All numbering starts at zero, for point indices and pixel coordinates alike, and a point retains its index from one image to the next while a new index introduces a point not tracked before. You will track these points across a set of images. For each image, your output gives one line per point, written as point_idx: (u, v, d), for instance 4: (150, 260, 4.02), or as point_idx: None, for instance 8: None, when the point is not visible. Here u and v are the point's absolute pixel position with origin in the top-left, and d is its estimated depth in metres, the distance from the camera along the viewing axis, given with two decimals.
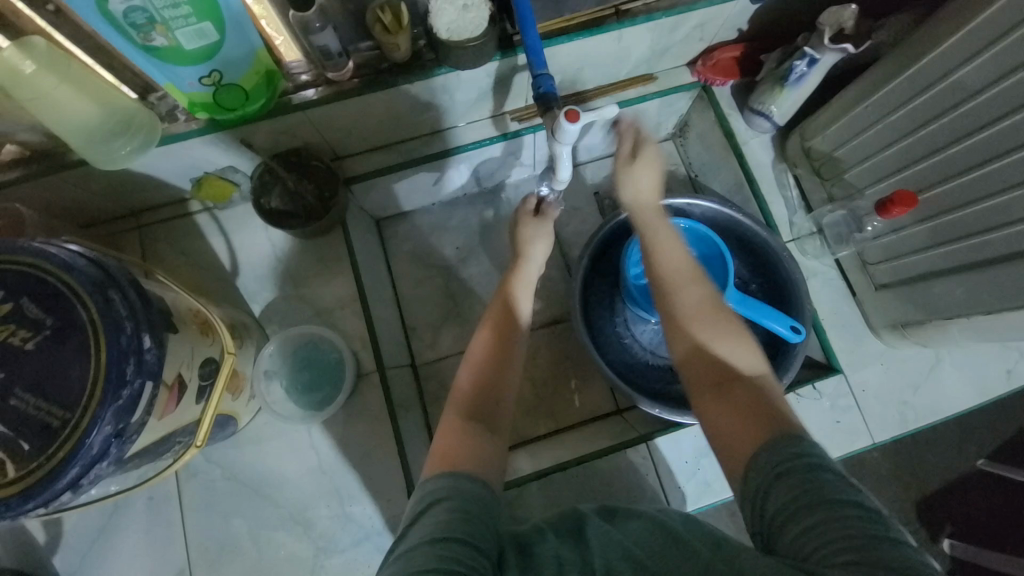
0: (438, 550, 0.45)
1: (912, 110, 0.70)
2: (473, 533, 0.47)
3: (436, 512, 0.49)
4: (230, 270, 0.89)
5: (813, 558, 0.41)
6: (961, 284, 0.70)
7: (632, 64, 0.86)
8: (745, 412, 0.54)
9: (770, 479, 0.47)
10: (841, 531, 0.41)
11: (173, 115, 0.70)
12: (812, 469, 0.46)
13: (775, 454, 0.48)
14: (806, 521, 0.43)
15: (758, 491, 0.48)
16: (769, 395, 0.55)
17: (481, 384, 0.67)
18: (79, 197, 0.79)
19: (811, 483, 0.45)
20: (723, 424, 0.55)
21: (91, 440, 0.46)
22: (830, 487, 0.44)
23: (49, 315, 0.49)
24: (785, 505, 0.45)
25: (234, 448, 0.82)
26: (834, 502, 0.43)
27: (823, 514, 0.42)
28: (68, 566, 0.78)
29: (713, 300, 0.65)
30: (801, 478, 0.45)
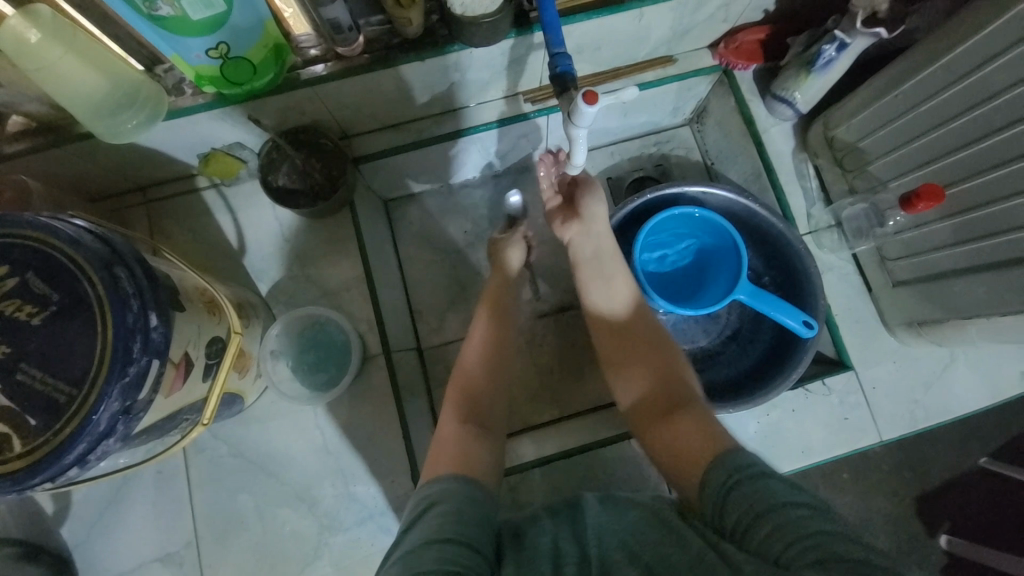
0: (435, 551, 0.46)
1: (944, 100, 0.67)
2: (468, 534, 0.49)
3: (430, 515, 0.51)
4: (237, 248, 0.88)
5: (782, 561, 0.41)
6: (983, 283, 0.68)
7: (651, 45, 0.83)
8: (694, 437, 0.57)
9: (724, 492, 0.48)
10: (801, 531, 0.42)
11: (180, 88, 0.69)
12: (759, 476, 0.48)
13: (722, 468, 0.50)
14: (766, 526, 0.44)
15: (717, 507, 0.48)
16: (714, 417, 0.59)
17: (484, 374, 0.70)
18: (86, 172, 0.78)
19: (761, 490, 0.46)
20: (675, 446, 0.58)
21: (98, 417, 0.46)
22: (779, 491, 0.46)
23: (55, 291, 0.48)
24: (740, 515, 0.46)
25: (240, 426, 0.83)
26: (787, 504, 0.45)
27: (779, 517, 0.44)
28: (79, 535, 0.80)
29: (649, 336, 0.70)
30: (751, 486, 0.47)
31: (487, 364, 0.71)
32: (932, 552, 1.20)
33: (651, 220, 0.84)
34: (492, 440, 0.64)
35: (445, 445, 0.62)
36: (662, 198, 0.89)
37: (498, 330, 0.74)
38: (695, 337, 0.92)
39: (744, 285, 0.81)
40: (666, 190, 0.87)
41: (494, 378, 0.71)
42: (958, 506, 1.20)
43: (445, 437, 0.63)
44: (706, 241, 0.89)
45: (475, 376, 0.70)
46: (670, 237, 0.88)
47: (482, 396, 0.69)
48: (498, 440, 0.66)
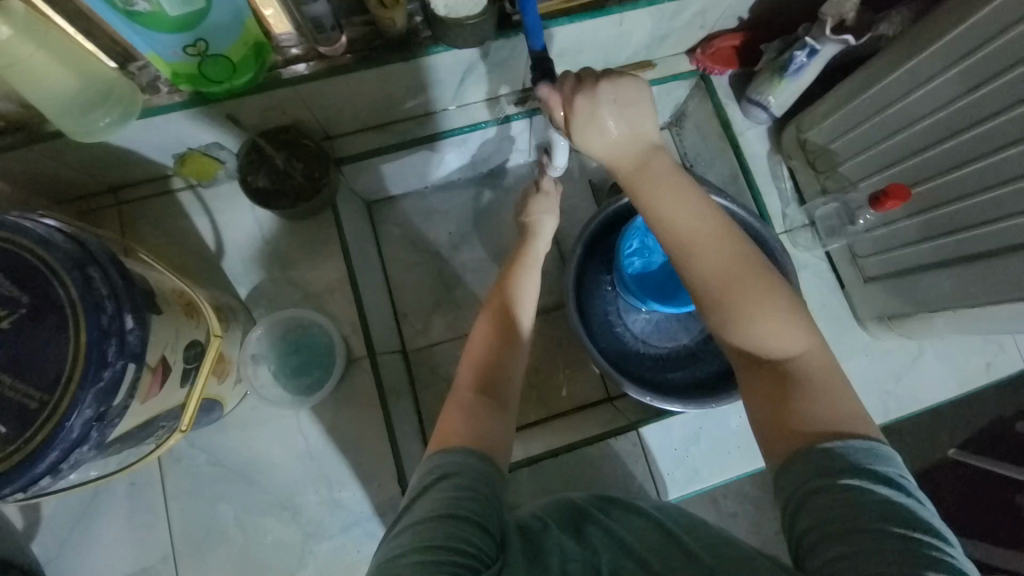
0: (446, 524, 0.46)
1: (910, 104, 0.71)
2: (480, 513, 0.48)
3: (444, 486, 0.50)
4: (215, 251, 0.86)
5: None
6: (948, 278, 0.72)
7: (631, 50, 0.85)
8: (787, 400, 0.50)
9: (804, 494, 0.44)
10: (876, 567, 0.38)
11: (155, 86, 0.67)
12: (851, 493, 0.42)
13: (811, 464, 0.45)
14: (839, 549, 0.40)
15: (790, 505, 0.45)
16: (817, 375, 0.51)
17: (491, 369, 0.64)
18: (54, 171, 0.75)
19: (847, 511, 0.42)
20: (763, 407, 0.51)
21: (71, 424, 0.45)
22: (870, 514, 0.41)
23: (25, 293, 0.46)
24: (814, 528, 0.42)
25: (220, 433, 0.80)
26: (872, 531, 0.40)
27: (856, 544, 0.40)
28: (45, 553, 0.76)
29: (750, 268, 0.53)
30: (836, 501, 0.42)
31: (497, 355, 0.65)
32: None
33: (635, 221, 0.86)
34: (501, 427, 0.60)
35: (450, 422, 0.59)
36: None
37: (505, 324, 0.68)
38: (677, 335, 0.91)
39: None
40: None
41: (505, 368, 0.65)
42: (929, 495, 1.24)
43: (453, 418, 0.59)
44: None
45: (478, 381, 0.63)
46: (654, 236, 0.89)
47: (494, 382, 0.63)
48: (509, 423, 0.61)
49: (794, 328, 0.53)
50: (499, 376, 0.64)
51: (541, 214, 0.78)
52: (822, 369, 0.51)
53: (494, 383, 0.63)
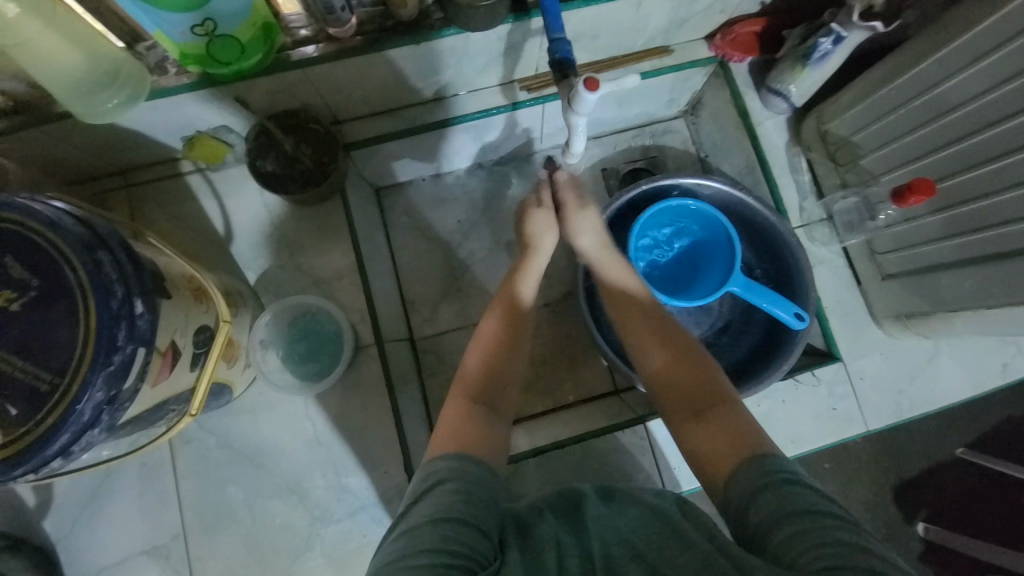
0: (441, 531, 0.46)
1: (938, 96, 0.68)
2: (475, 515, 0.49)
3: (439, 491, 0.51)
4: (224, 235, 0.86)
5: (793, 564, 0.41)
6: (970, 277, 0.70)
7: (649, 34, 0.82)
8: (726, 432, 0.56)
9: (752, 493, 0.49)
10: (821, 538, 0.42)
11: (162, 67, 0.66)
12: (788, 484, 0.47)
13: (753, 471, 0.50)
14: (787, 528, 0.44)
15: (741, 508, 0.49)
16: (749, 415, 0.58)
17: (491, 371, 0.67)
18: (63, 152, 0.75)
19: (789, 497, 0.46)
20: (706, 442, 0.57)
21: (81, 407, 0.45)
22: (808, 500, 0.46)
23: (34, 276, 0.46)
24: (766, 516, 0.46)
25: (229, 416, 0.81)
26: (812, 512, 0.44)
27: (800, 523, 0.44)
28: (59, 529, 0.77)
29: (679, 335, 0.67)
30: (779, 491, 0.47)
31: (497, 358, 0.69)
32: (910, 538, 1.24)
33: (646, 212, 0.85)
34: (499, 431, 0.63)
35: (449, 425, 0.62)
36: (657, 189, 0.89)
37: (510, 329, 0.71)
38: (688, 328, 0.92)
39: (737, 278, 0.82)
40: (661, 181, 0.87)
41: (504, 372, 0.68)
42: (936, 493, 1.23)
43: (455, 420, 0.62)
44: (700, 234, 0.89)
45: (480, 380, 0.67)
46: (662, 229, 0.89)
47: (492, 385, 0.67)
48: (504, 426, 0.65)
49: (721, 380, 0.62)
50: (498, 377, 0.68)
51: (544, 226, 0.76)
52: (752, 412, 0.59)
53: (488, 389, 0.66)
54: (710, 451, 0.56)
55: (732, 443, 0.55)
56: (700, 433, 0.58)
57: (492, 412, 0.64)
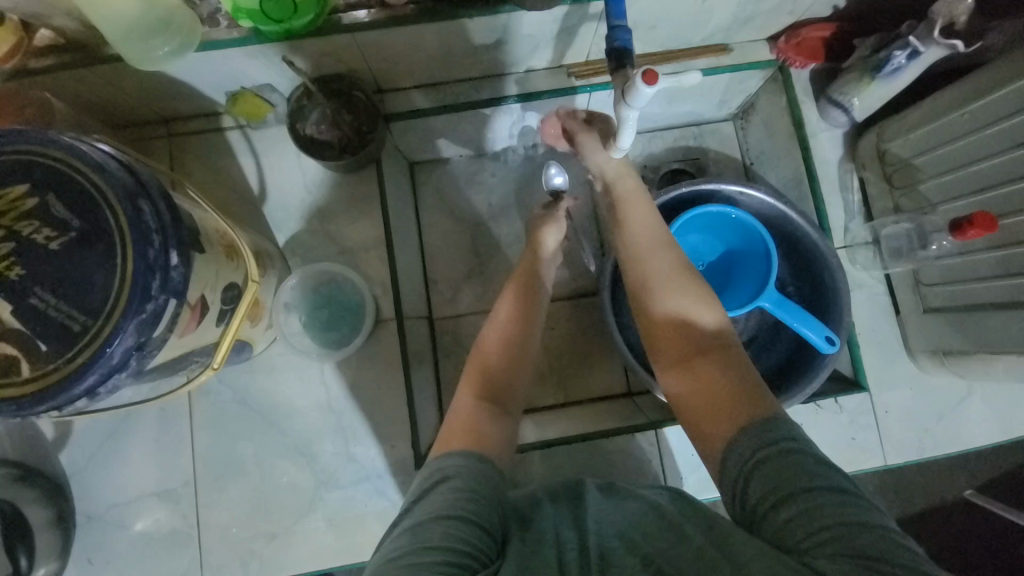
0: (445, 527, 0.47)
1: (1013, 126, 0.64)
2: (478, 513, 0.49)
3: (442, 489, 0.51)
4: (258, 195, 0.86)
5: (797, 550, 0.41)
6: (1019, 320, 0.67)
7: (709, 30, 0.79)
8: (719, 387, 0.54)
9: (750, 464, 0.47)
10: (822, 520, 0.42)
11: (215, 19, 0.65)
12: (787, 453, 0.46)
13: (751, 437, 0.48)
14: (789, 510, 0.43)
15: (738, 479, 0.48)
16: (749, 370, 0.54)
17: (501, 366, 0.67)
18: (110, 96, 0.76)
19: (791, 470, 0.45)
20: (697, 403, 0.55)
21: (111, 350, 0.45)
22: (805, 473, 0.45)
23: (76, 217, 0.47)
24: (765, 495, 0.45)
25: (247, 374, 0.82)
26: (813, 488, 0.44)
27: (802, 504, 0.43)
28: (76, 463, 0.80)
29: (681, 263, 0.63)
30: (777, 463, 0.46)
31: (512, 341, 0.69)
32: None
33: (679, 219, 0.82)
34: (503, 426, 0.62)
35: (457, 420, 0.61)
36: (696, 194, 0.86)
37: (523, 312, 0.71)
38: None
39: (770, 293, 0.79)
40: (702, 185, 0.84)
41: (512, 371, 0.67)
42: (938, 531, 1.20)
43: (460, 415, 0.62)
44: (735, 244, 0.86)
45: (496, 368, 0.67)
46: (695, 235, 0.86)
47: (500, 380, 0.66)
48: (513, 421, 0.64)
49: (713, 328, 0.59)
50: (510, 374, 0.67)
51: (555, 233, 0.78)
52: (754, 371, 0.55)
53: (499, 389, 0.65)
54: (702, 405, 0.54)
55: (728, 403, 0.52)
56: (691, 382, 0.56)
57: (498, 404, 0.64)
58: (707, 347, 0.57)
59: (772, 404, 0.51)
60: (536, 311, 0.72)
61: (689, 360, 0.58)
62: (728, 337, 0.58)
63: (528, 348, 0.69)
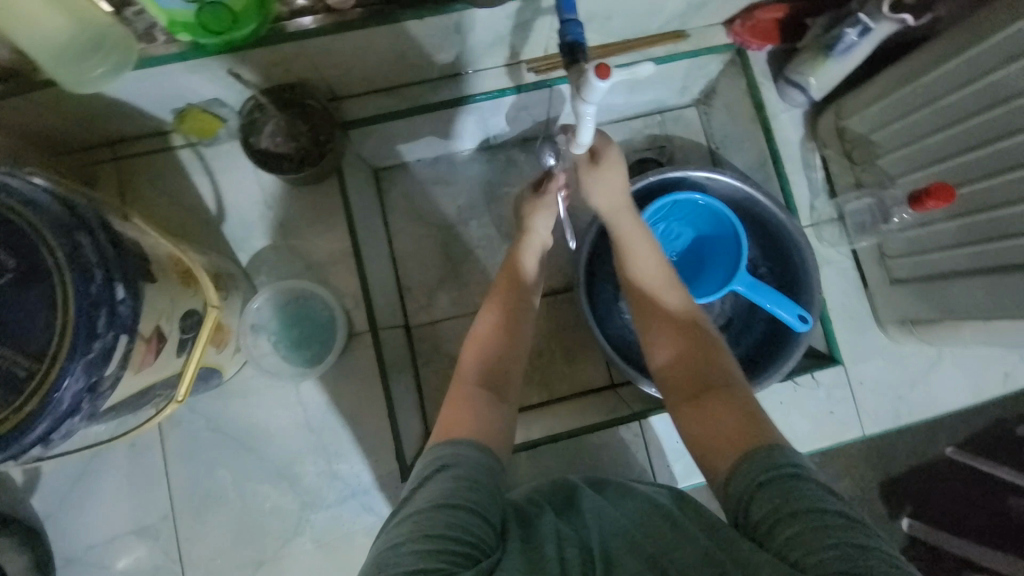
0: (447, 515, 0.46)
1: (964, 98, 0.65)
2: (479, 501, 0.48)
3: (442, 477, 0.50)
4: (216, 215, 0.83)
5: (802, 565, 0.40)
6: (982, 286, 0.68)
7: (665, 17, 0.78)
8: (722, 418, 0.55)
9: (755, 485, 0.47)
10: (829, 538, 0.41)
11: (151, 35, 0.62)
12: (792, 479, 0.46)
13: (755, 463, 0.48)
14: (793, 527, 0.42)
15: (742, 500, 0.47)
16: (754, 405, 0.55)
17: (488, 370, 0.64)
18: (49, 123, 0.72)
19: (795, 493, 0.44)
20: (703, 433, 0.55)
21: (60, 395, 0.43)
22: (812, 497, 0.44)
23: (11, 257, 0.44)
24: (767, 512, 0.44)
25: (220, 400, 0.80)
26: (820, 510, 0.43)
27: (808, 522, 0.42)
28: (47, 507, 0.77)
29: (686, 305, 0.65)
30: (784, 486, 0.45)
31: (500, 348, 0.66)
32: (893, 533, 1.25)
33: (651, 207, 0.82)
34: (500, 416, 0.60)
35: (453, 412, 0.59)
36: (664, 182, 0.86)
37: (508, 321, 0.68)
38: None
39: (743, 277, 0.80)
40: (669, 174, 0.84)
41: (499, 376, 0.64)
42: (922, 491, 1.24)
43: (456, 409, 0.59)
44: (705, 229, 0.87)
45: (482, 370, 0.64)
46: (666, 224, 0.86)
47: (493, 375, 0.64)
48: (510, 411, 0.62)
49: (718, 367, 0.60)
50: (502, 372, 0.64)
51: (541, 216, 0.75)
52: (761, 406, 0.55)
53: (495, 383, 0.63)
54: (708, 437, 0.54)
55: (731, 434, 0.53)
56: (697, 416, 0.57)
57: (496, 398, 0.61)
58: (715, 384, 0.58)
59: (775, 435, 0.51)
60: (525, 320, 0.69)
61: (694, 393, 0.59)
62: (734, 373, 0.59)
63: (517, 349, 0.66)
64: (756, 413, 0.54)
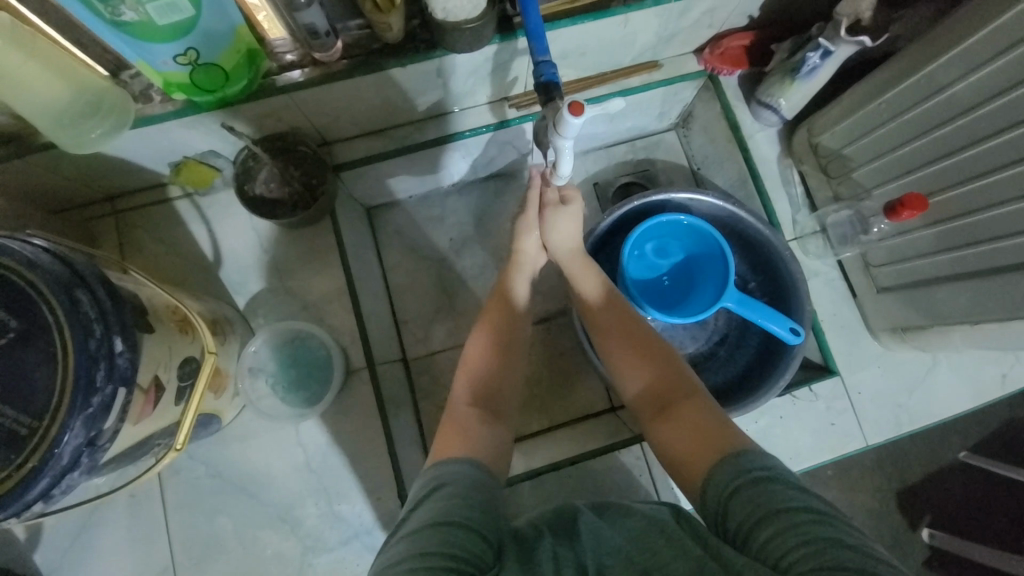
0: (439, 534, 0.46)
1: (927, 110, 0.68)
2: (475, 516, 0.48)
3: (437, 497, 0.50)
4: (213, 260, 0.85)
5: (781, 567, 0.42)
6: (966, 290, 0.69)
7: (636, 50, 0.82)
8: (694, 431, 0.58)
9: (728, 493, 0.50)
10: (800, 537, 0.43)
11: (148, 95, 0.66)
12: (760, 482, 0.48)
13: (727, 468, 0.51)
14: (768, 529, 0.45)
15: (719, 510, 0.50)
16: (717, 411, 0.59)
17: (477, 400, 0.65)
18: (50, 182, 0.75)
19: (764, 496, 0.47)
20: (677, 446, 0.58)
21: (61, 450, 0.44)
22: (781, 497, 0.47)
23: (12, 317, 0.46)
24: (744, 518, 0.47)
25: (220, 445, 0.80)
26: (790, 509, 0.45)
27: (780, 522, 0.45)
28: (46, 565, 0.76)
29: (639, 325, 0.71)
30: (754, 490, 0.48)
31: (487, 374, 0.68)
32: (915, 545, 1.22)
33: (637, 229, 0.83)
34: (496, 438, 0.62)
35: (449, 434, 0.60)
36: (648, 205, 0.89)
37: (498, 346, 0.70)
38: (683, 343, 0.91)
39: (732, 293, 0.80)
40: (653, 197, 0.87)
41: (491, 401, 0.66)
42: (940, 499, 1.21)
43: (451, 431, 0.61)
44: (693, 249, 0.88)
45: (469, 401, 0.65)
46: (652, 245, 0.88)
47: (493, 400, 0.66)
48: (506, 432, 0.64)
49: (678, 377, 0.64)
50: (495, 396, 0.66)
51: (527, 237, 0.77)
52: (723, 411, 0.60)
53: (488, 407, 0.65)
54: (682, 448, 0.58)
55: (702, 442, 0.56)
56: (668, 430, 0.60)
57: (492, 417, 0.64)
58: (679, 395, 0.62)
59: (742, 438, 0.55)
60: (516, 341, 0.71)
61: (665, 411, 0.62)
62: (697, 384, 0.63)
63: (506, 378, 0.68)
64: (720, 418, 0.58)
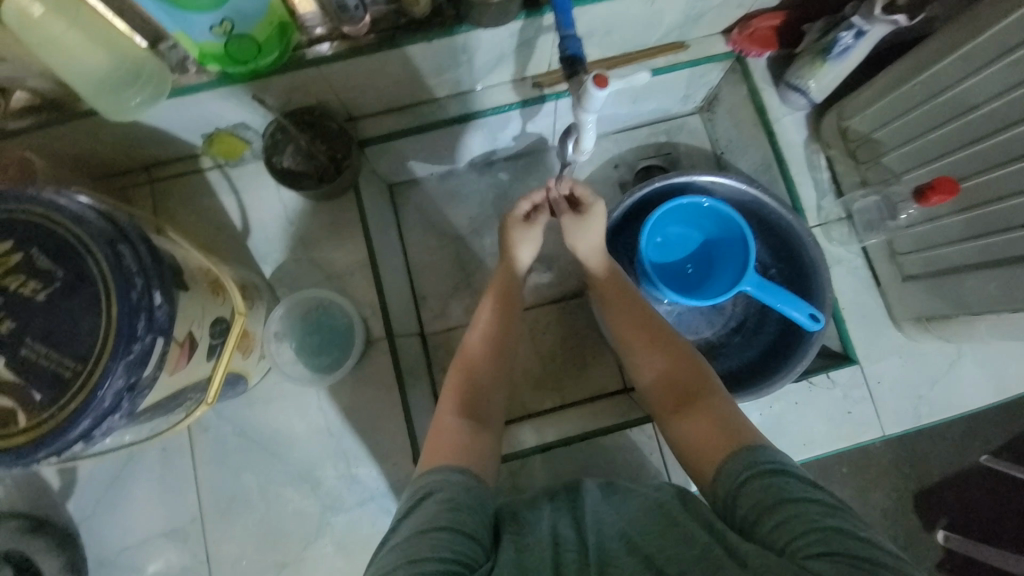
0: (430, 538, 0.46)
1: (962, 93, 0.66)
2: (463, 521, 0.49)
3: (428, 503, 0.51)
4: (241, 230, 0.88)
5: (788, 551, 0.43)
6: (995, 278, 0.68)
7: (663, 30, 0.81)
8: (710, 424, 0.58)
9: (739, 483, 0.50)
10: (807, 524, 0.43)
11: (184, 66, 0.68)
12: (771, 474, 0.49)
13: (739, 461, 0.51)
14: (776, 517, 0.45)
15: (729, 498, 0.50)
16: (731, 406, 0.59)
17: (484, 381, 0.68)
18: (90, 149, 0.78)
19: (774, 485, 0.48)
20: (690, 437, 0.58)
21: (102, 393, 0.46)
22: (790, 488, 0.47)
23: (60, 268, 0.48)
24: (751, 507, 0.47)
25: (245, 406, 0.84)
26: (798, 500, 0.46)
27: (787, 511, 0.45)
28: (82, 511, 0.81)
29: (654, 317, 0.71)
30: (764, 481, 0.48)
31: (489, 357, 0.69)
32: (930, 545, 1.20)
33: (656, 211, 0.83)
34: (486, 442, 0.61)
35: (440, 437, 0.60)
36: (669, 187, 0.88)
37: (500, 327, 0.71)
38: (700, 327, 0.91)
39: (750, 277, 0.79)
40: (674, 179, 0.86)
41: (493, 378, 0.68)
42: (957, 501, 1.19)
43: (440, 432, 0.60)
44: (714, 232, 0.87)
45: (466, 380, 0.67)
46: (672, 228, 0.88)
47: (478, 397, 0.66)
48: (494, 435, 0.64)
49: (692, 370, 0.65)
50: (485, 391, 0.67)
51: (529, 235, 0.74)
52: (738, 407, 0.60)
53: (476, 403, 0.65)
54: (695, 440, 0.58)
55: (715, 434, 0.56)
56: (683, 421, 0.60)
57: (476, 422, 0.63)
58: (694, 387, 0.63)
59: (755, 433, 0.55)
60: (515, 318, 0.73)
61: (680, 402, 0.62)
62: (711, 379, 0.64)
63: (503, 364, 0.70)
64: (734, 414, 0.58)
